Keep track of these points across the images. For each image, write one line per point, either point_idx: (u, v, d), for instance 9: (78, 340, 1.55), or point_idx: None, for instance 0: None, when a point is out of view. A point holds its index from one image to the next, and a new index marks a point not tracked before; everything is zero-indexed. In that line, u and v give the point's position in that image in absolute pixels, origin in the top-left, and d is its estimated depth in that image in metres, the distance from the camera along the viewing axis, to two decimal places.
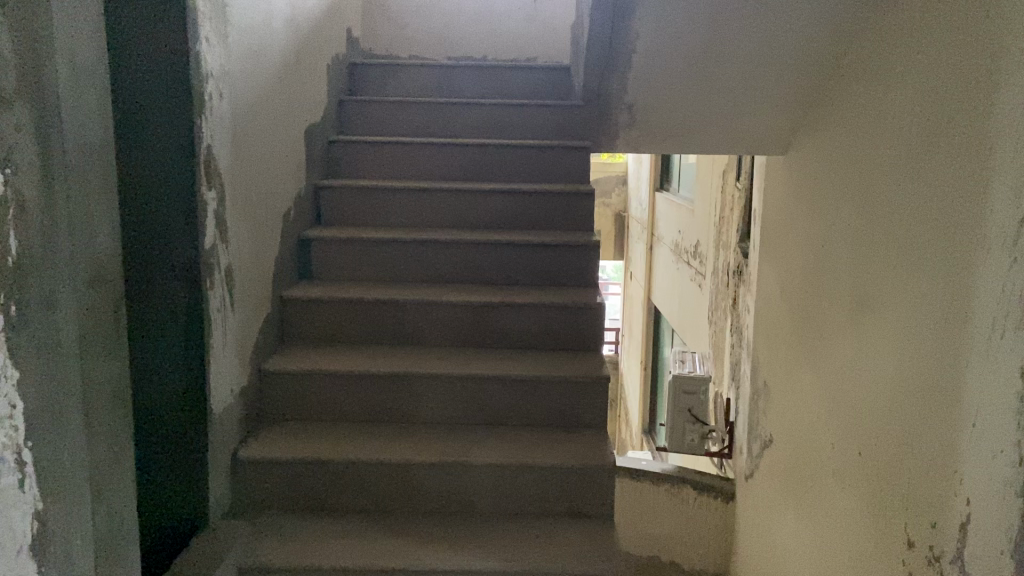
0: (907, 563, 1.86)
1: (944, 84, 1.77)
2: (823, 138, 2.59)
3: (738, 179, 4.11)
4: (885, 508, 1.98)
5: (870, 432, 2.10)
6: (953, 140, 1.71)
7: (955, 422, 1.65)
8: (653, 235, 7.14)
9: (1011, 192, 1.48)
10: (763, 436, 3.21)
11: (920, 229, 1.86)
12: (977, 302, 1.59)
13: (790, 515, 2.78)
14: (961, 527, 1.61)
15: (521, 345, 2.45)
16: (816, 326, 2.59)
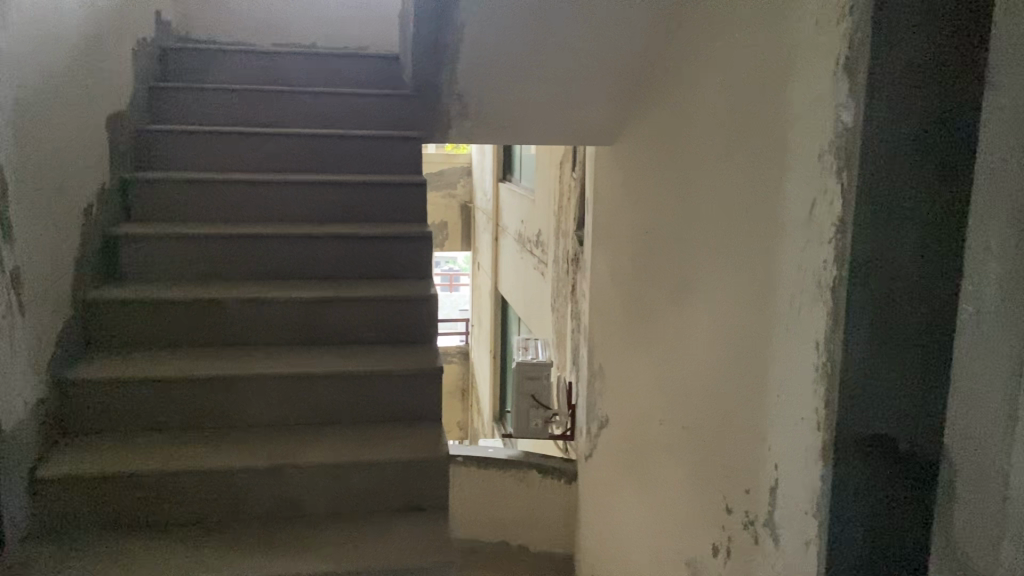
0: (726, 528, 1.97)
1: (747, 76, 1.87)
2: (645, 128, 2.70)
3: (573, 168, 4.22)
4: (708, 478, 2.09)
5: (693, 406, 2.21)
6: (756, 127, 1.82)
7: (764, 391, 1.76)
8: (498, 225, 7.22)
9: (803, 179, 1.59)
10: (600, 417, 3.32)
11: (730, 213, 1.97)
12: (778, 281, 1.70)
13: (626, 492, 2.89)
14: (771, 490, 1.72)
15: (354, 341, 2.40)
16: (645, 309, 2.69)
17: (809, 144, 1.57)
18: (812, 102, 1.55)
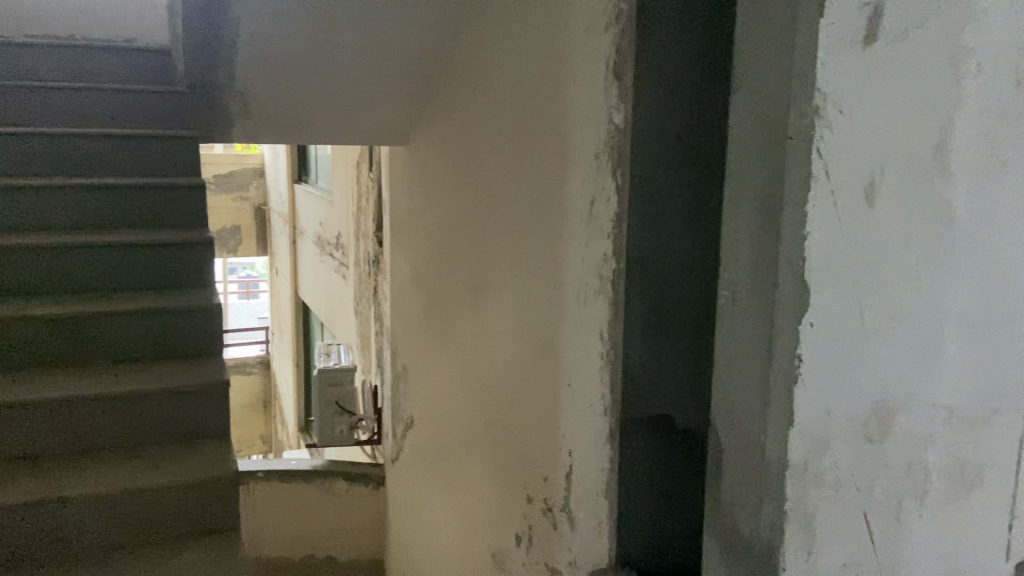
0: (527, 517, 2.02)
1: (528, 79, 1.93)
2: (436, 129, 2.71)
3: (370, 169, 4.16)
4: (508, 470, 2.14)
5: (493, 401, 2.25)
6: (538, 128, 1.88)
7: (556, 383, 1.83)
8: (295, 228, 6.97)
9: (584, 177, 1.66)
10: (405, 418, 3.31)
11: (520, 211, 2.02)
12: (565, 275, 1.77)
13: (433, 491, 2.89)
14: (566, 476, 1.78)
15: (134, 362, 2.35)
16: (443, 307, 2.71)
17: (587, 143, 1.64)
18: (587, 105, 1.63)
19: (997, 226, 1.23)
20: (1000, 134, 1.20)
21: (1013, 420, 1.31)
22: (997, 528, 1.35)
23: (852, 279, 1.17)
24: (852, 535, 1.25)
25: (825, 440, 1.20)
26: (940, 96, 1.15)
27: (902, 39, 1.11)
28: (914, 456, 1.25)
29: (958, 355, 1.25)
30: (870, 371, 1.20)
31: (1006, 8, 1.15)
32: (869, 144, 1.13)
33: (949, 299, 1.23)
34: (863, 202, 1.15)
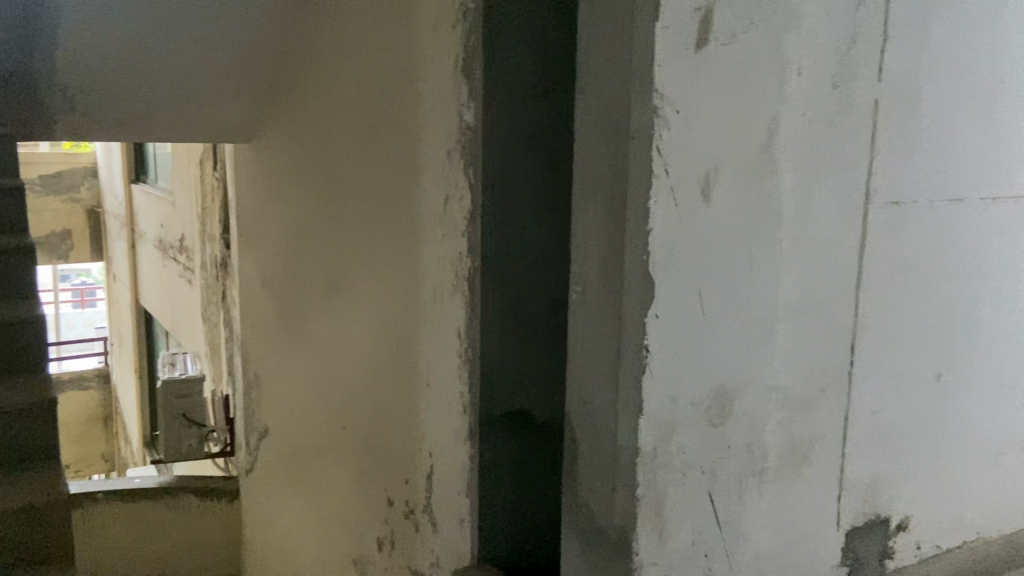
0: (389, 520, 1.98)
1: (375, 75, 1.87)
2: (283, 126, 2.61)
3: (214, 168, 3.96)
4: (368, 474, 2.09)
5: (351, 404, 2.18)
6: (387, 124, 1.83)
7: (413, 385, 1.78)
8: (134, 231, 6.53)
9: (433, 175, 1.62)
10: (258, 428, 3.17)
11: (371, 210, 1.97)
12: (416, 275, 1.73)
13: (291, 501, 2.79)
14: (426, 477, 1.75)
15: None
16: (297, 310, 2.61)
17: (434, 141, 1.61)
18: (433, 102, 1.60)
19: (818, 219, 1.33)
20: (818, 134, 1.30)
21: (838, 397, 1.43)
22: (827, 497, 1.45)
23: (693, 272, 1.22)
24: (699, 515, 1.31)
25: (671, 426, 1.25)
26: (763, 97, 1.23)
27: (729, 43, 1.18)
28: (751, 435, 1.34)
29: (788, 340, 1.35)
30: (711, 359, 1.27)
31: (817, 16, 1.25)
32: (704, 142, 1.19)
33: (778, 287, 1.32)
34: (700, 198, 1.21)
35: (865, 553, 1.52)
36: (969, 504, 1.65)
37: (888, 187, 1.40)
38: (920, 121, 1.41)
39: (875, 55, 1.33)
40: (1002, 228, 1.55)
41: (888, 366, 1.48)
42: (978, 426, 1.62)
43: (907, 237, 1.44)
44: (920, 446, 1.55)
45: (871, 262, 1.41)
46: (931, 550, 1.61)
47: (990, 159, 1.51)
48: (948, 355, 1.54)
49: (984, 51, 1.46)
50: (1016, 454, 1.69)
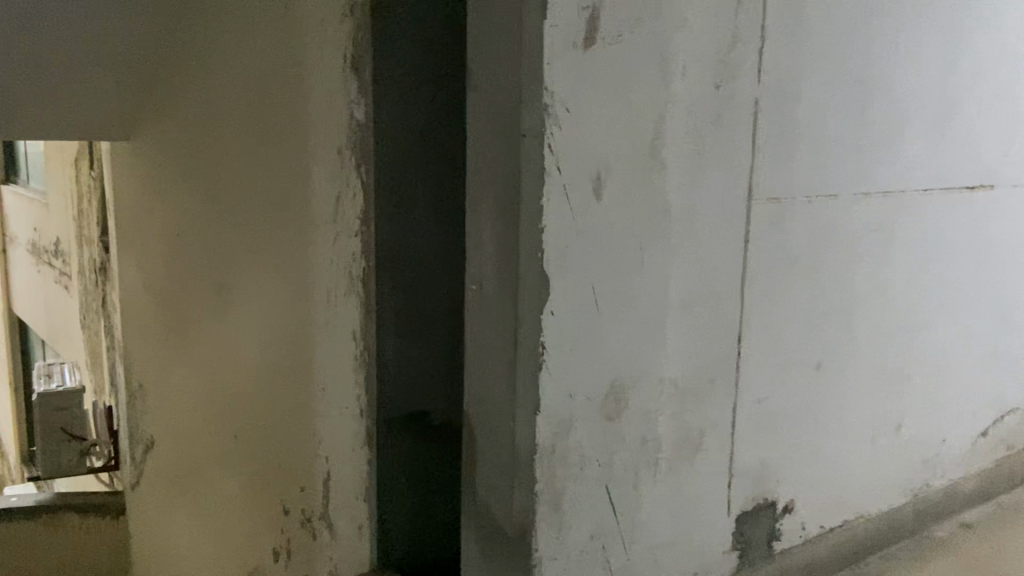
0: (285, 530, 1.92)
1: (260, 70, 1.81)
2: (164, 123, 2.49)
3: (91, 167, 3.75)
4: (262, 483, 2.01)
5: (242, 411, 2.11)
6: (273, 122, 1.77)
7: (308, 390, 1.72)
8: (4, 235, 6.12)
9: (324, 174, 1.58)
10: (144, 440, 3.02)
11: (260, 210, 1.90)
12: (308, 277, 1.68)
13: (181, 515, 2.67)
14: (323, 483, 1.71)
15: None
16: (183, 316, 2.50)
17: (323, 139, 1.57)
18: (322, 99, 1.55)
19: (705, 215, 1.37)
20: (703, 132, 1.34)
21: (727, 387, 1.47)
22: (718, 484, 1.50)
23: (587, 269, 1.24)
24: (597, 509, 1.33)
25: (568, 422, 1.26)
26: (650, 96, 1.25)
27: (616, 43, 1.20)
28: (646, 428, 1.37)
29: (678, 333, 1.38)
30: (605, 353, 1.29)
31: (698, 18, 1.29)
32: (594, 141, 1.21)
33: (669, 282, 1.35)
34: (591, 196, 1.22)
35: (754, 537, 1.58)
36: (849, 485, 1.72)
37: (769, 184, 1.45)
38: (798, 119, 1.47)
39: (754, 56, 1.38)
40: (874, 222, 1.63)
41: (772, 355, 1.53)
42: (857, 410, 1.70)
43: (787, 231, 1.50)
44: (803, 431, 1.62)
45: (755, 255, 1.46)
46: (816, 530, 1.68)
47: (863, 156, 1.58)
48: (827, 343, 1.62)
49: (858, 52, 1.52)
50: (890, 436, 1.78)
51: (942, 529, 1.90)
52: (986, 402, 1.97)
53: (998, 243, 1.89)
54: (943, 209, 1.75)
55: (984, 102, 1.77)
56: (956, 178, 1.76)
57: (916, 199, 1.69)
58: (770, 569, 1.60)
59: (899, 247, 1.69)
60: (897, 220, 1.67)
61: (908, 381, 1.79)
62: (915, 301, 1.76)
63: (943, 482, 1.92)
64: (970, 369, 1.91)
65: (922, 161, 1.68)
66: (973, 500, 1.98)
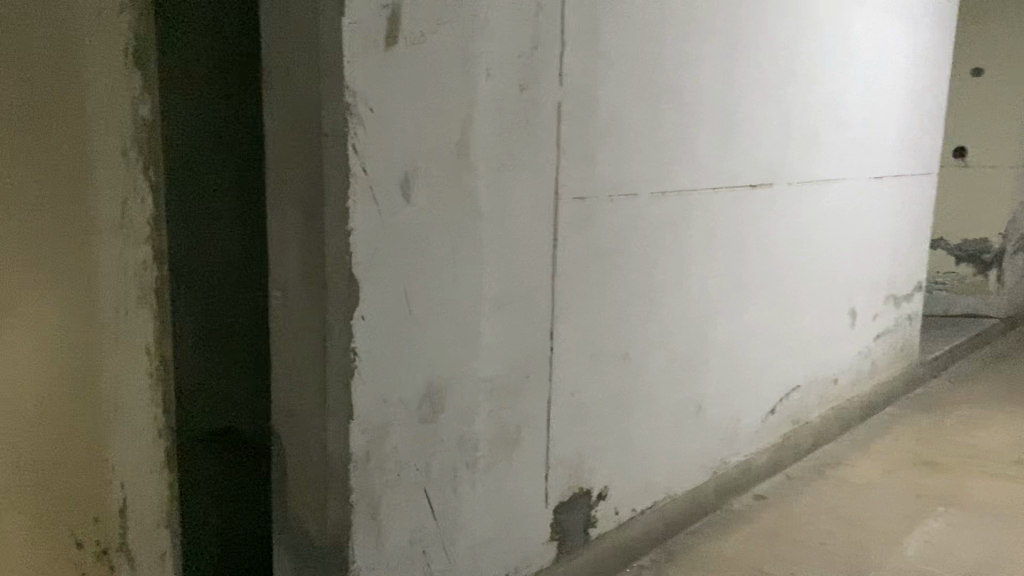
0: (78, 565, 1.75)
1: (20, 60, 1.61)
2: None
3: None
4: (46, 516, 1.82)
5: (10, 442, 1.87)
6: (41, 119, 1.59)
7: (99, 412, 1.57)
8: None
9: (108, 176, 1.45)
10: None
11: (25, 216, 1.69)
12: (94, 288, 1.53)
13: None
14: (120, 511, 1.57)
15: None
16: None
17: (105, 139, 1.44)
18: (103, 94, 1.42)
19: (514, 214, 1.39)
20: (509, 133, 1.35)
21: (541, 383, 1.50)
22: (536, 478, 1.53)
23: (397, 271, 1.22)
24: (415, 513, 1.31)
25: (383, 427, 1.24)
26: (456, 97, 1.25)
27: (419, 42, 1.18)
28: (463, 428, 1.37)
29: (492, 333, 1.39)
30: (419, 356, 1.28)
31: (500, 20, 1.30)
32: (400, 141, 1.19)
33: (481, 282, 1.35)
34: (399, 197, 1.20)
35: (570, 525, 1.63)
36: (656, 468, 1.82)
37: (574, 183, 1.50)
38: (598, 122, 1.52)
39: (556, 60, 1.41)
40: (672, 219, 1.73)
41: (582, 349, 1.59)
42: (661, 396, 1.80)
43: (592, 229, 1.55)
44: (614, 421, 1.69)
45: (564, 253, 1.50)
46: (627, 514, 1.76)
47: (659, 157, 1.67)
48: (632, 336, 1.70)
49: (652, 59, 1.60)
50: (691, 419, 1.90)
51: (740, 501, 2.05)
52: (773, 382, 2.15)
53: (779, 236, 2.06)
54: (731, 206, 1.89)
55: (765, 106, 1.92)
56: (741, 177, 1.90)
57: (708, 197, 1.81)
58: (587, 555, 1.66)
59: (694, 242, 1.81)
60: (691, 216, 1.78)
61: (706, 366, 1.92)
62: (709, 293, 1.88)
63: (739, 458, 2.07)
64: (759, 353, 2.08)
65: (711, 162, 1.80)
66: (766, 472, 2.16)
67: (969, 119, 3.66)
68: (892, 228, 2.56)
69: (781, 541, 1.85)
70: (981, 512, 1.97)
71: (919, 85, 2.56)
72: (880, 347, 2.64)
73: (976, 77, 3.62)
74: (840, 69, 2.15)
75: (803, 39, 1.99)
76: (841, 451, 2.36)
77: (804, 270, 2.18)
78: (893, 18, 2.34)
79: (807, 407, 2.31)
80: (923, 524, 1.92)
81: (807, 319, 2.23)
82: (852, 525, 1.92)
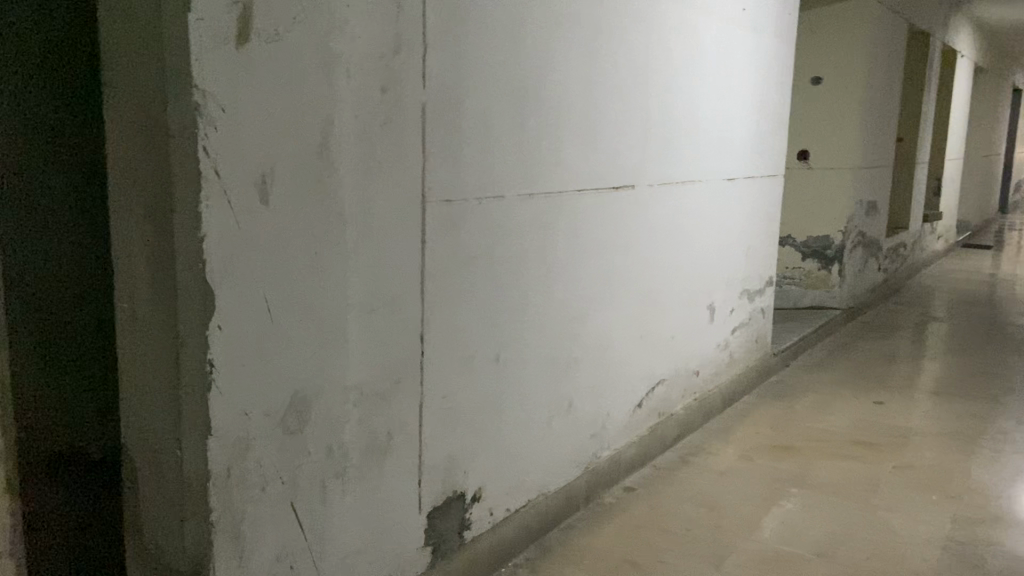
0: None
1: None
2: None
3: None
4: None
5: None
6: None
7: None
8: None
9: None
10: None
11: None
12: None
13: None
14: None
15: None
16: None
17: None
18: None
19: (379, 218, 1.37)
20: (372, 135, 1.33)
21: (412, 388, 1.49)
22: (408, 485, 1.51)
23: (256, 278, 1.17)
24: (280, 528, 1.27)
25: (244, 442, 1.19)
26: (316, 98, 1.22)
27: (273, 42, 1.14)
28: (331, 437, 1.33)
29: (360, 339, 1.37)
30: (283, 366, 1.23)
31: (360, 20, 1.28)
32: (256, 143, 1.14)
33: (346, 287, 1.32)
34: (257, 202, 1.16)
35: (444, 530, 1.62)
36: (529, 466, 1.84)
37: (441, 187, 1.49)
38: (463, 125, 1.52)
39: (419, 62, 1.40)
40: (539, 221, 1.76)
41: (453, 352, 1.58)
42: (532, 396, 1.82)
43: (460, 231, 1.55)
44: (486, 423, 1.69)
45: (433, 257, 1.49)
46: (502, 514, 1.77)
47: (525, 160, 1.69)
48: (502, 337, 1.71)
49: (514, 62, 1.62)
50: (562, 416, 1.93)
51: (610, 494, 2.11)
52: (639, 376, 2.23)
53: (642, 236, 2.13)
54: (596, 208, 1.94)
55: (625, 110, 1.99)
56: (605, 179, 1.95)
57: (573, 199, 1.85)
58: (461, 558, 1.66)
59: (561, 244, 1.84)
60: (557, 218, 1.81)
61: (576, 364, 1.96)
62: (577, 293, 1.92)
63: (609, 452, 2.13)
64: (626, 350, 2.15)
65: (575, 165, 1.84)
66: (634, 464, 2.23)
67: (812, 123, 3.92)
68: (745, 227, 2.70)
69: (649, 530, 1.91)
70: (828, 491, 2.11)
71: (766, 92, 2.71)
72: (737, 340, 2.78)
73: (817, 84, 3.88)
74: (694, 75, 2.25)
75: (659, 47, 2.08)
76: (703, 440, 2.48)
77: (665, 269, 2.27)
78: (741, 28, 2.48)
79: (671, 400, 2.41)
80: (778, 506, 2.03)
81: (670, 315, 2.32)
82: (714, 510, 2.01)
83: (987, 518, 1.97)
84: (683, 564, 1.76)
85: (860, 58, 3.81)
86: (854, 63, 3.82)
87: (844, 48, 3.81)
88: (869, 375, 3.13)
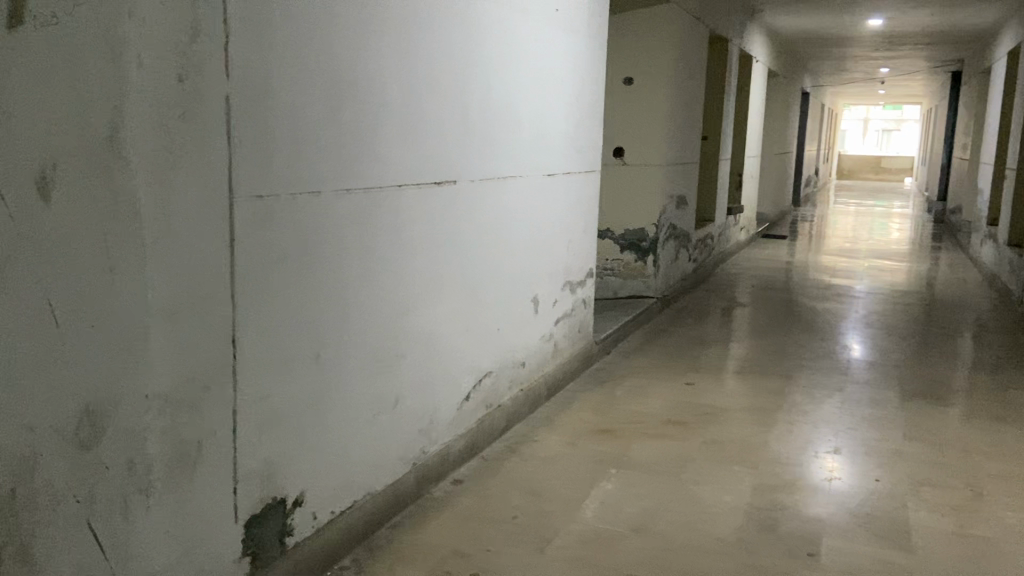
0: None
1: None
2: None
3: None
4: None
5: None
6: None
7: None
8: None
9: None
10: None
11: None
12: None
13: None
14: None
15: None
16: None
17: None
18: None
19: (180, 215, 1.30)
20: (169, 127, 1.26)
21: (223, 393, 1.42)
22: (223, 494, 1.45)
23: (37, 281, 1.08)
24: (76, 551, 1.18)
25: (30, 460, 1.09)
26: (103, 85, 1.14)
27: (50, 24, 1.06)
28: (132, 450, 1.25)
29: (162, 344, 1.29)
30: (72, 375, 1.14)
31: (150, 5, 1.21)
32: (32, 134, 1.05)
33: (145, 288, 1.24)
34: (36, 198, 1.06)
35: (265, 538, 1.57)
36: (354, 467, 1.81)
37: (249, 182, 1.43)
38: (271, 117, 1.47)
39: (219, 51, 1.34)
40: (358, 216, 1.73)
41: (268, 354, 1.53)
42: (356, 395, 1.80)
43: (272, 226, 1.50)
44: (307, 424, 1.65)
45: (243, 255, 1.43)
46: (326, 517, 1.74)
47: (340, 155, 1.66)
48: (321, 336, 1.67)
49: (324, 54, 1.58)
50: (388, 413, 1.92)
51: (439, 488, 2.12)
52: (465, 369, 2.25)
53: (463, 230, 2.15)
54: (417, 203, 1.93)
55: (442, 105, 1.99)
56: (424, 174, 1.95)
57: (392, 194, 1.84)
58: (284, 565, 1.61)
59: (381, 240, 1.82)
60: (377, 214, 1.80)
61: (400, 360, 1.94)
62: (399, 289, 1.91)
63: (437, 446, 2.14)
64: (451, 344, 2.16)
65: (393, 160, 1.83)
66: (462, 457, 2.25)
67: (623, 122, 4.11)
68: (564, 221, 2.80)
69: (477, 520, 1.94)
70: (644, 470, 2.23)
71: (580, 90, 2.82)
72: (560, 331, 2.88)
73: (626, 84, 4.09)
74: (509, 73, 2.30)
75: (473, 44, 2.10)
76: (529, 429, 2.54)
77: (487, 263, 2.30)
78: (555, 28, 2.56)
79: (498, 392, 2.45)
80: (599, 487, 2.12)
81: (493, 308, 2.36)
82: (540, 496, 2.07)
83: (781, 484, 2.16)
84: (510, 550, 1.81)
85: (666, 61, 4.03)
86: (660, 65, 4.04)
87: (649, 51, 4.03)
88: (681, 358, 3.33)
